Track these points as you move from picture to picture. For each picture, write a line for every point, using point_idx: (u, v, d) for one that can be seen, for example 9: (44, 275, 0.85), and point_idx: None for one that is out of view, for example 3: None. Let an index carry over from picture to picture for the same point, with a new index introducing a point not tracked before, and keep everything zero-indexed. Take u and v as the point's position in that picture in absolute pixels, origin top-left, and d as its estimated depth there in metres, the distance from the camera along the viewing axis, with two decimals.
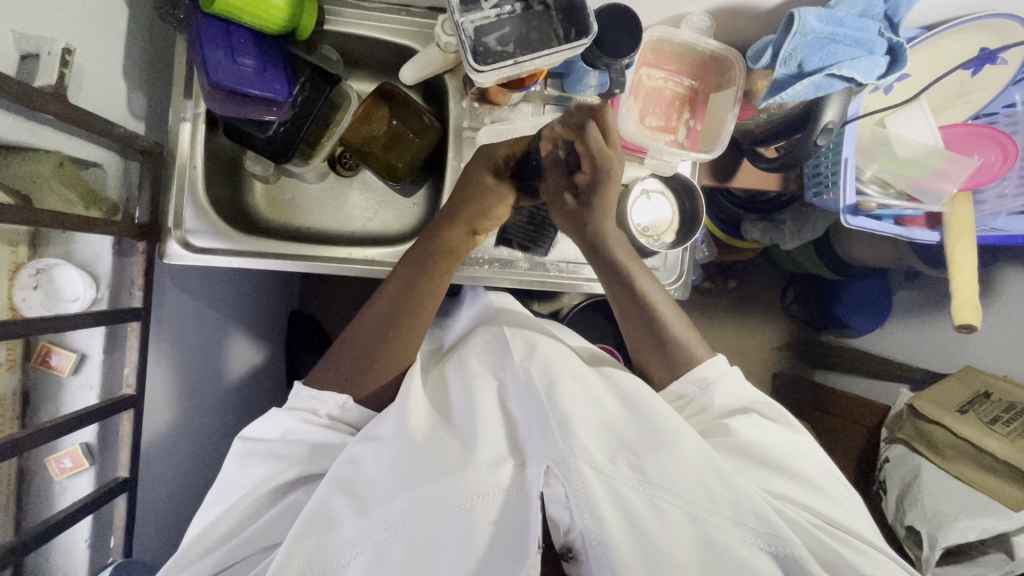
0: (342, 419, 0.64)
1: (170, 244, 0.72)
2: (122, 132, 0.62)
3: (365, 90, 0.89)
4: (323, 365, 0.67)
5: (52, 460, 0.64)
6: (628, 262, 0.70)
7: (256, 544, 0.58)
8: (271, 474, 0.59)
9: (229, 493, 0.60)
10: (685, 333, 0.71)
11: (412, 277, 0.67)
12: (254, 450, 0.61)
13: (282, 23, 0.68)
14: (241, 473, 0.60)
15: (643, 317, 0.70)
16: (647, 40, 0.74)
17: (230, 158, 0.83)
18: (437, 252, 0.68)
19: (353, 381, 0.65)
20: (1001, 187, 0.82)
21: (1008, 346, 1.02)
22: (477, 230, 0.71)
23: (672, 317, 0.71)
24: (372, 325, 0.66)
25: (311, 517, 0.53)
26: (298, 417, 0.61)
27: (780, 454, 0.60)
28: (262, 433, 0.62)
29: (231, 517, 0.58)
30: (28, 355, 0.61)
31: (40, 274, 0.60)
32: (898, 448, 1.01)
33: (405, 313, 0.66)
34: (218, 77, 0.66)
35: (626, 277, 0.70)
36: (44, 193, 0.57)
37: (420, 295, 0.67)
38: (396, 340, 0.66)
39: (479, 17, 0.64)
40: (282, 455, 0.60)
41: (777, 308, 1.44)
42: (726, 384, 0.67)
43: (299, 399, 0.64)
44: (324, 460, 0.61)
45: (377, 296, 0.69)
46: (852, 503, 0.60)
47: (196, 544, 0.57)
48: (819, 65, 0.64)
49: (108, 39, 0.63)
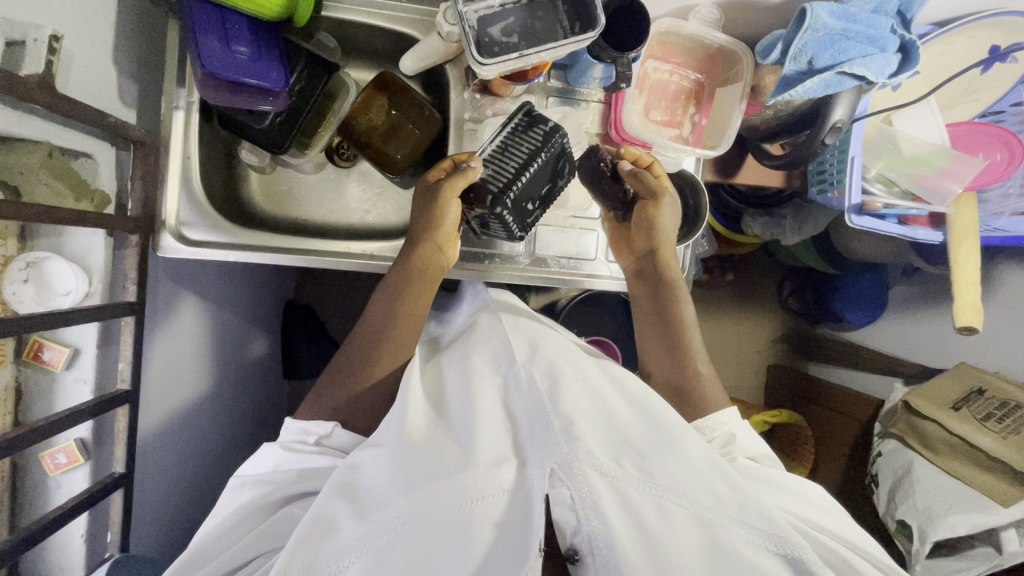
0: (331, 444, 0.64)
1: (163, 236, 0.70)
2: (113, 121, 0.60)
3: (362, 79, 0.87)
4: (315, 392, 0.68)
5: (46, 456, 0.63)
6: (676, 286, 0.74)
7: (253, 550, 0.57)
8: (257, 495, 0.60)
9: (217, 517, 0.61)
10: (700, 353, 0.73)
11: (387, 304, 0.69)
12: (244, 481, 0.62)
13: (278, 10, 0.66)
14: (229, 501, 0.61)
15: (670, 341, 0.73)
16: (654, 33, 0.72)
17: (224, 147, 0.81)
18: (406, 274, 0.69)
19: (350, 382, 0.67)
20: (1005, 188, 0.82)
21: (1003, 343, 1.03)
22: (441, 245, 0.70)
23: (700, 355, 0.73)
24: (359, 345, 0.69)
25: (312, 522, 0.53)
26: (284, 446, 0.63)
27: (786, 476, 0.61)
28: (253, 467, 0.63)
29: (225, 529, 0.59)
30: (19, 351, 0.61)
31: (29, 267, 0.59)
32: (891, 442, 1.02)
33: (389, 332, 0.69)
34: (211, 64, 0.64)
35: (666, 298, 0.74)
36: (33, 185, 0.56)
37: (399, 316, 0.69)
38: (382, 355, 0.68)
39: (482, 7, 0.62)
40: (270, 480, 0.61)
41: (773, 301, 1.45)
42: (744, 433, 0.67)
43: (288, 433, 0.65)
44: (314, 480, 0.61)
45: (363, 318, 0.71)
46: (847, 516, 0.60)
47: (194, 556, 0.58)
48: (829, 62, 0.62)
49: (97, 25, 0.61)
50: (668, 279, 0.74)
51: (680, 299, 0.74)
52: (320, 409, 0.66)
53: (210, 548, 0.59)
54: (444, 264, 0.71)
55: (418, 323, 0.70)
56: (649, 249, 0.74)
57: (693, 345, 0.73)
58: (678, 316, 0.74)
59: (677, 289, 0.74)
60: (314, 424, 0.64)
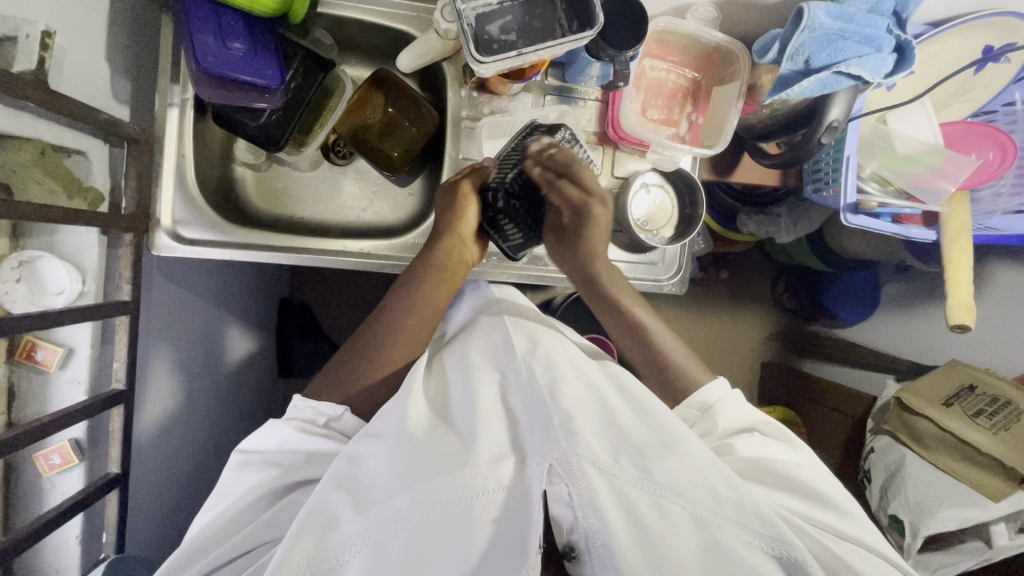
0: (339, 427, 0.64)
1: (158, 235, 0.70)
2: (107, 119, 0.60)
3: (359, 76, 0.87)
4: (320, 380, 0.69)
5: (40, 456, 0.62)
6: (624, 296, 0.75)
7: (257, 539, 0.58)
8: (264, 480, 0.59)
9: (223, 501, 0.60)
10: (677, 351, 0.73)
11: (405, 300, 0.69)
12: (250, 459, 0.61)
13: (274, 7, 0.65)
14: (236, 482, 0.61)
15: (645, 348, 0.73)
16: (651, 31, 0.72)
17: (219, 144, 0.80)
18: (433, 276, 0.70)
19: (360, 371, 0.67)
20: (997, 187, 0.83)
21: (994, 340, 1.04)
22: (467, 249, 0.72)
23: (676, 350, 0.73)
24: (371, 338, 0.69)
25: (309, 515, 0.52)
26: (294, 426, 0.62)
27: (784, 464, 0.60)
28: (259, 445, 0.62)
29: (230, 515, 0.59)
30: (11, 351, 0.60)
31: (22, 266, 0.59)
32: (883, 439, 1.03)
33: (404, 326, 0.69)
34: (206, 61, 0.63)
35: (621, 308, 0.74)
36: (25, 183, 0.55)
37: (417, 311, 0.69)
38: (394, 348, 0.68)
39: (480, 4, 0.62)
40: (276, 462, 0.61)
41: (766, 298, 1.46)
42: (727, 406, 0.67)
43: (296, 411, 0.64)
44: (319, 467, 0.61)
45: (379, 306, 0.71)
46: (859, 509, 0.59)
47: (195, 547, 0.58)
48: (826, 62, 0.63)
49: (90, 21, 0.60)
50: (617, 294, 0.74)
51: (632, 303, 0.75)
52: (324, 397, 0.66)
53: (211, 539, 0.58)
54: (469, 260, 0.73)
55: (434, 320, 0.71)
56: (584, 273, 0.75)
57: (667, 349, 0.73)
58: (635, 321, 0.74)
59: (630, 299, 0.75)
60: (326, 405, 0.64)
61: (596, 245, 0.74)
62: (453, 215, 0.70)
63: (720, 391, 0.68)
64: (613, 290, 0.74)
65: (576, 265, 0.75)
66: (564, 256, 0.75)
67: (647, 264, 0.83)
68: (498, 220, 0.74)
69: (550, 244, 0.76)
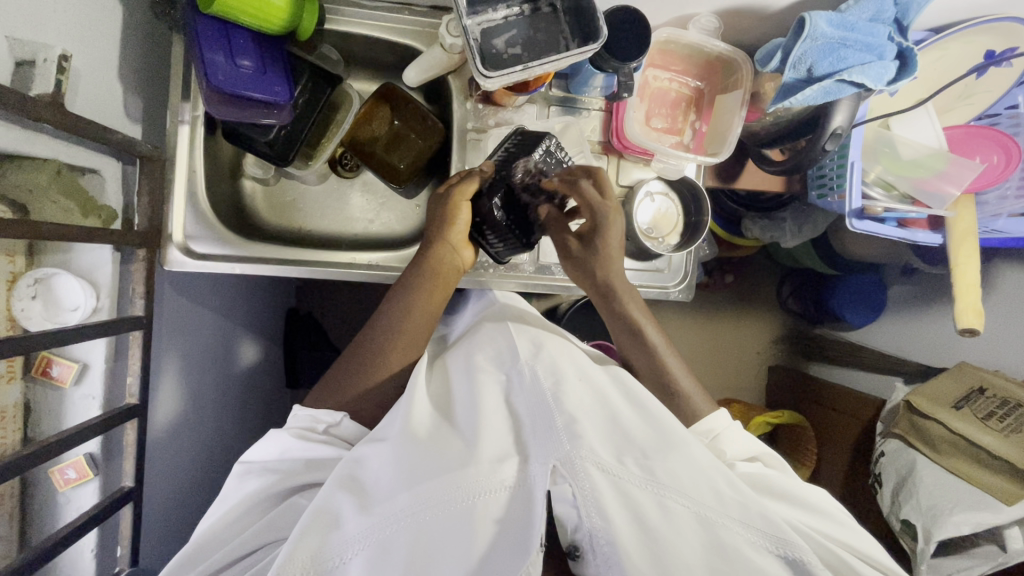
0: (339, 434, 0.64)
1: (170, 250, 0.71)
2: (121, 138, 0.61)
3: (365, 90, 0.88)
4: (325, 382, 0.69)
5: (55, 471, 0.63)
6: (640, 315, 0.73)
7: (253, 544, 0.57)
8: (262, 486, 0.60)
9: (222, 507, 0.61)
10: (681, 370, 0.72)
11: (401, 304, 0.70)
12: (251, 468, 0.62)
13: (284, 24, 0.66)
14: (237, 489, 0.61)
15: (650, 367, 0.72)
16: (654, 42, 0.73)
17: (230, 158, 0.81)
18: (427, 283, 0.70)
19: (360, 374, 0.68)
20: (1002, 190, 0.84)
21: (1002, 341, 1.04)
22: (456, 253, 0.71)
23: (680, 371, 0.72)
24: (372, 340, 0.69)
25: (314, 514, 0.52)
26: (294, 433, 0.62)
27: (785, 481, 0.61)
28: (261, 453, 0.63)
29: (230, 520, 0.59)
30: (27, 367, 0.60)
31: (38, 283, 0.59)
32: (893, 442, 1.02)
33: (403, 328, 0.69)
34: (218, 80, 0.64)
35: (635, 326, 0.73)
36: (43, 203, 0.56)
37: (413, 312, 0.70)
38: (394, 350, 0.69)
39: (485, 20, 0.63)
40: (276, 468, 0.61)
41: (772, 301, 1.46)
42: (732, 435, 0.67)
43: (296, 419, 0.65)
44: (318, 472, 0.61)
45: (375, 314, 0.71)
46: (853, 520, 0.60)
47: (199, 547, 0.58)
48: (828, 70, 0.64)
49: (104, 42, 0.61)
50: (630, 311, 0.72)
51: (647, 322, 0.73)
52: (328, 401, 0.67)
53: (211, 543, 0.59)
54: (461, 264, 0.73)
55: (428, 322, 0.71)
56: (600, 282, 0.73)
57: (674, 367, 0.72)
58: (648, 339, 0.72)
59: (644, 322, 0.73)
60: (324, 413, 0.64)
61: (608, 256, 0.72)
62: (440, 224, 0.70)
63: (724, 420, 0.68)
64: (630, 310, 0.72)
65: (595, 278, 0.73)
66: (578, 271, 0.74)
67: (653, 271, 0.83)
68: (483, 230, 0.74)
69: (563, 259, 0.75)
